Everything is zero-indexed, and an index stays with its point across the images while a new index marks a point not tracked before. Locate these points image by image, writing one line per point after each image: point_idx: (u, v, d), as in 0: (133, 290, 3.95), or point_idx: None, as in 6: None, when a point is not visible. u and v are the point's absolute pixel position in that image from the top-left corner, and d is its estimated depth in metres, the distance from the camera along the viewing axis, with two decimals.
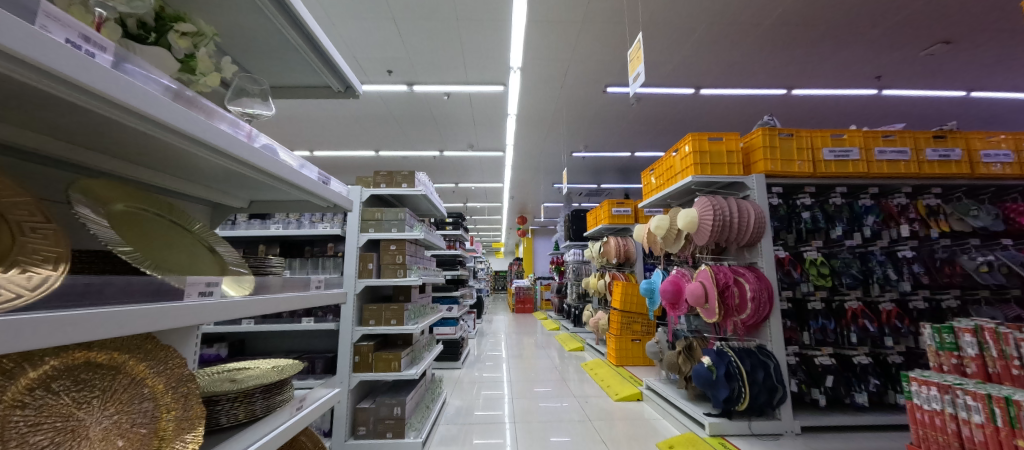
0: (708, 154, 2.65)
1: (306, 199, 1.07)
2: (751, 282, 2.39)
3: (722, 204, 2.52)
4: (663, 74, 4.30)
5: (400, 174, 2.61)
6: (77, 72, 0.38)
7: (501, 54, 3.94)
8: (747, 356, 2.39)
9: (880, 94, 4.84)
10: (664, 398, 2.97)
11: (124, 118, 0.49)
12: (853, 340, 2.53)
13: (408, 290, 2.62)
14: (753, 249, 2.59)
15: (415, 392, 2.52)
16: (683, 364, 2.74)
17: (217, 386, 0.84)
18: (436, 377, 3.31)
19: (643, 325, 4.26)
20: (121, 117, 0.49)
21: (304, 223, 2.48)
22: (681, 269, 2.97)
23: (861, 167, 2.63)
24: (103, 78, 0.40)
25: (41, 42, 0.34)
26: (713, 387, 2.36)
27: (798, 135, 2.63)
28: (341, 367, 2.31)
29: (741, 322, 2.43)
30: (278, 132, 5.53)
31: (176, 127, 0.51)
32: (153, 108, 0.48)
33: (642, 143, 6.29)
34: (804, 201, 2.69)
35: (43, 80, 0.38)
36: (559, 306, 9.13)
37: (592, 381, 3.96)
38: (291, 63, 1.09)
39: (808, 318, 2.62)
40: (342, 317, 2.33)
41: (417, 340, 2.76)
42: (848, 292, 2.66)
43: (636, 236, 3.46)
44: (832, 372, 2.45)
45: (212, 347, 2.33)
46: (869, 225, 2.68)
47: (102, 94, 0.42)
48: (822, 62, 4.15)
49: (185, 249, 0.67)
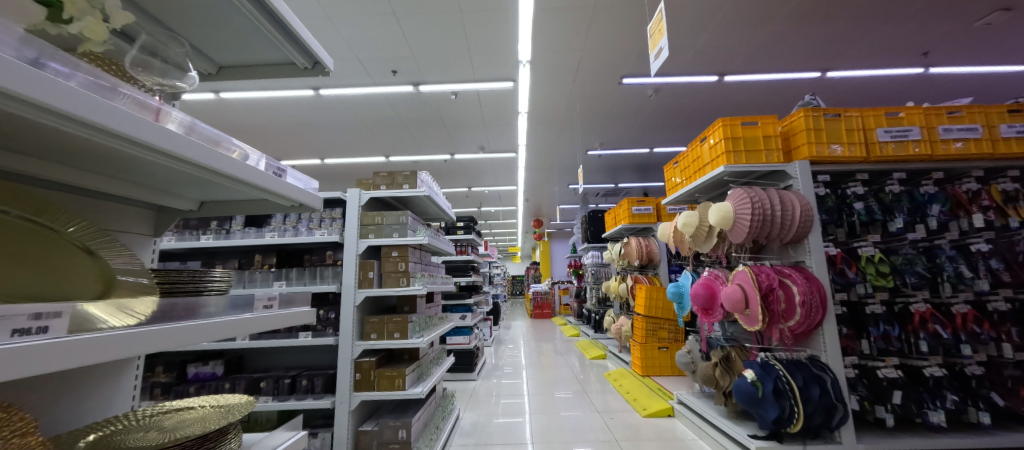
0: (742, 141, 2.37)
1: (265, 198, 0.92)
2: (800, 285, 2.08)
3: (761, 196, 2.23)
4: (683, 61, 4.00)
5: (402, 174, 2.42)
6: (64, 103, 0.37)
7: (509, 48, 3.74)
8: (797, 369, 2.07)
9: (928, 73, 4.36)
10: (697, 415, 2.67)
11: (101, 138, 0.49)
12: (924, 349, 2.14)
13: (413, 300, 2.43)
14: (798, 246, 2.27)
15: (423, 412, 2.31)
16: (719, 378, 2.42)
17: (137, 436, 0.68)
18: (448, 391, 3.10)
19: (671, 331, 3.94)
20: (98, 137, 0.49)
21: (302, 231, 2.35)
22: (714, 271, 2.68)
23: (923, 149, 2.28)
24: (70, 99, 0.38)
25: (31, 77, 0.34)
26: (758, 406, 2.04)
27: (847, 115, 2.31)
28: (341, 386, 2.13)
29: (788, 330, 2.12)
30: (288, 140, 5.52)
31: (143, 140, 0.49)
32: (120, 124, 0.45)
33: (661, 138, 5.95)
34: (855, 190, 2.36)
35: (29, 109, 0.37)
36: (577, 312, 8.80)
37: (615, 393, 3.66)
38: (249, 37, 0.91)
39: (866, 324, 2.26)
40: (343, 330, 2.16)
41: (425, 354, 2.56)
42: (913, 292, 2.28)
43: (660, 235, 3.17)
44: (901, 387, 2.09)
45: (207, 365, 2.27)
46: (935, 216, 2.31)
47: (86, 121, 0.42)
48: (862, 38, 3.76)
49: (43, 259, 0.49)
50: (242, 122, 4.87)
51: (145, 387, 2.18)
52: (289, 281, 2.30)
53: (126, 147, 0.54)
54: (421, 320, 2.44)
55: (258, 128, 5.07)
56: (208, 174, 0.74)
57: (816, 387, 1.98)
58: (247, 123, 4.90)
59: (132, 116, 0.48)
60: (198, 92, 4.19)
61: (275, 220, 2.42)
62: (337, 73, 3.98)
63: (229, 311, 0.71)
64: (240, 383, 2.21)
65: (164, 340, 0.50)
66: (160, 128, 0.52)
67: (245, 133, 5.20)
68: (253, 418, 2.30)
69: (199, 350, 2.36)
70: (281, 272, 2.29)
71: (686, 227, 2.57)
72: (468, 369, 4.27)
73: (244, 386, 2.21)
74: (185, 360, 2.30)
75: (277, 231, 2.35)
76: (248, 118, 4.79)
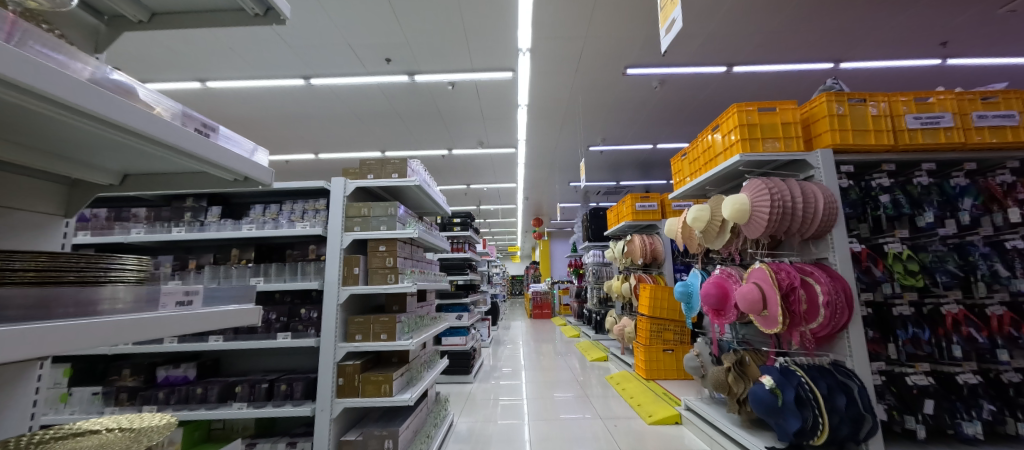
0: (758, 128, 2.19)
1: (202, 169, 0.77)
2: (823, 284, 1.90)
3: (780, 187, 2.05)
4: (690, 50, 3.82)
5: (391, 163, 2.23)
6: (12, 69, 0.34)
7: (507, 35, 3.54)
8: (821, 376, 1.89)
9: (944, 65, 4.18)
10: (707, 422, 2.48)
11: (45, 107, 0.45)
12: (958, 354, 1.96)
13: (402, 299, 2.25)
14: (820, 241, 2.09)
15: (412, 420, 2.13)
16: (732, 384, 2.22)
17: None
18: (442, 396, 2.93)
19: (676, 333, 3.76)
20: (42, 106, 0.45)
21: (283, 224, 2.18)
22: (726, 269, 2.49)
23: (956, 136, 2.09)
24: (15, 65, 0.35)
25: None
26: (779, 416, 1.86)
27: (873, 100, 2.13)
28: (322, 391, 1.95)
29: (810, 334, 1.94)
30: (280, 133, 5.34)
31: (96, 112, 0.46)
32: (70, 94, 0.42)
33: (665, 132, 5.77)
34: (881, 182, 2.18)
35: None
36: (578, 312, 8.61)
37: (618, 398, 3.48)
38: None
39: (894, 327, 2.08)
40: (325, 331, 1.98)
41: (415, 357, 2.37)
42: (945, 293, 2.09)
43: (666, 230, 2.99)
44: (933, 396, 1.91)
45: (179, 368, 2.09)
46: (967, 209, 2.12)
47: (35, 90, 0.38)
48: (878, 26, 3.58)
49: None
50: (232, 113, 4.69)
51: (109, 392, 2.00)
52: (267, 277, 2.12)
53: (75, 119, 0.50)
54: (410, 319, 2.26)
55: (248, 120, 4.90)
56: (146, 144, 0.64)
57: (843, 397, 1.79)
58: (236, 114, 4.72)
59: (91, 90, 0.45)
60: (183, 81, 4.02)
61: (254, 211, 2.25)
62: (328, 61, 3.81)
63: (130, 310, 0.54)
64: (212, 388, 2.03)
65: (33, 343, 0.35)
66: (114, 100, 0.48)
67: (235, 125, 5.03)
68: (228, 425, 2.13)
69: (170, 352, 2.19)
70: (259, 268, 2.12)
71: (696, 221, 2.40)
72: (463, 371, 4.09)
73: (217, 391, 2.03)
74: (154, 362, 2.12)
75: (256, 223, 2.18)
76: (237, 109, 4.61)
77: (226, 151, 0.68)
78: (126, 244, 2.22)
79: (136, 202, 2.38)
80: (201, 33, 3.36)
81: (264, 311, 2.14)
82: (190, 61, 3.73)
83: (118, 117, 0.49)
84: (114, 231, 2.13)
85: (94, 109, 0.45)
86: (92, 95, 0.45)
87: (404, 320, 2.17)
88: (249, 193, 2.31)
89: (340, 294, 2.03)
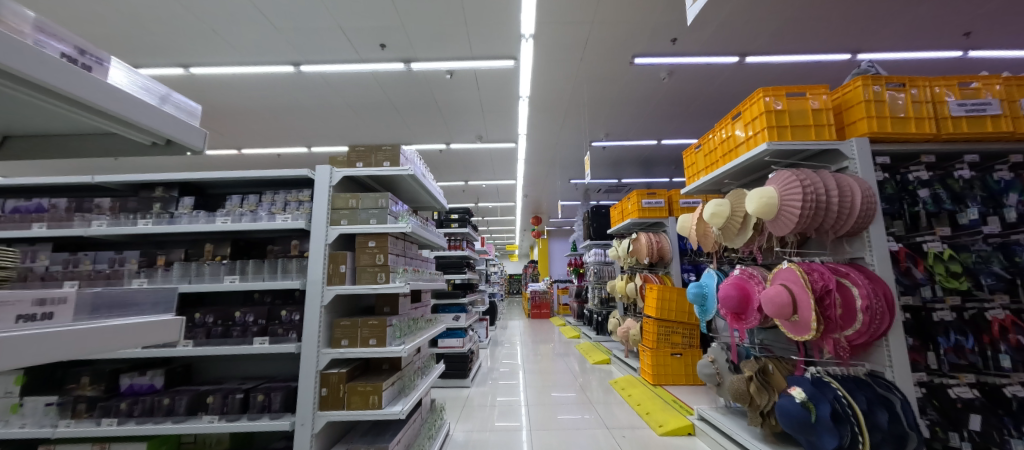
0: (786, 114, 2.00)
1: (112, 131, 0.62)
2: (862, 287, 1.71)
3: (814, 179, 1.85)
4: (703, 38, 3.62)
5: (381, 150, 2.00)
6: None
7: (509, 19, 3.31)
8: (859, 389, 1.71)
9: (965, 57, 4.01)
10: (724, 435, 2.29)
11: None
12: (1007, 365, 1.75)
13: (394, 301, 2.04)
14: (854, 239, 1.90)
15: (404, 434, 1.93)
16: (755, 395, 2.03)
17: None
18: (437, 404, 2.72)
19: (685, 336, 3.58)
20: None
21: (261, 216, 1.96)
22: (748, 269, 2.30)
23: (1003, 125, 1.91)
24: None
25: None
26: (812, 432, 1.67)
27: (913, 84, 1.95)
28: (302, 403, 1.74)
29: (844, 342, 1.76)
30: (271, 125, 5.11)
31: (19, 71, 0.39)
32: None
33: (672, 127, 5.57)
34: (920, 175, 2.00)
35: None
36: (578, 312, 8.42)
37: (625, 405, 3.29)
38: None
39: (935, 334, 1.92)
40: (306, 336, 1.77)
41: (408, 364, 2.16)
42: (990, 298, 1.87)
43: (679, 227, 2.79)
44: (980, 411, 1.72)
45: (144, 376, 1.88)
46: (1014, 206, 1.90)
47: None
48: (901, 15, 3.39)
49: None
50: (218, 102, 4.46)
51: (65, 403, 1.77)
52: (243, 275, 1.90)
53: None
54: (403, 322, 2.05)
55: (236, 110, 4.66)
56: (45, 99, 0.51)
57: (885, 413, 1.61)
58: (223, 103, 4.49)
59: (14, 45, 0.39)
60: (165, 66, 3.79)
61: (231, 203, 2.03)
62: (319, 46, 3.59)
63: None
64: (181, 398, 1.81)
65: None
66: (38, 55, 0.41)
67: (224, 116, 4.81)
68: (200, 439, 1.93)
69: (136, 357, 1.97)
70: (235, 265, 1.91)
71: (715, 217, 2.21)
72: (460, 375, 3.89)
73: (187, 401, 1.82)
74: (117, 369, 1.90)
75: (231, 215, 1.96)
76: (224, 98, 4.38)
77: (164, 117, 0.60)
78: (87, 238, 2.00)
79: (99, 191, 2.15)
80: (182, 14, 3.13)
81: (240, 312, 1.93)
82: (171, 44, 3.50)
83: (41, 76, 0.42)
84: (70, 223, 1.90)
85: (15, 68, 0.39)
86: (13, 50, 0.38)
87: (395, 323, 1.96)
88: (226, 183, 2.09)
89: (324, 294, 1.82)
